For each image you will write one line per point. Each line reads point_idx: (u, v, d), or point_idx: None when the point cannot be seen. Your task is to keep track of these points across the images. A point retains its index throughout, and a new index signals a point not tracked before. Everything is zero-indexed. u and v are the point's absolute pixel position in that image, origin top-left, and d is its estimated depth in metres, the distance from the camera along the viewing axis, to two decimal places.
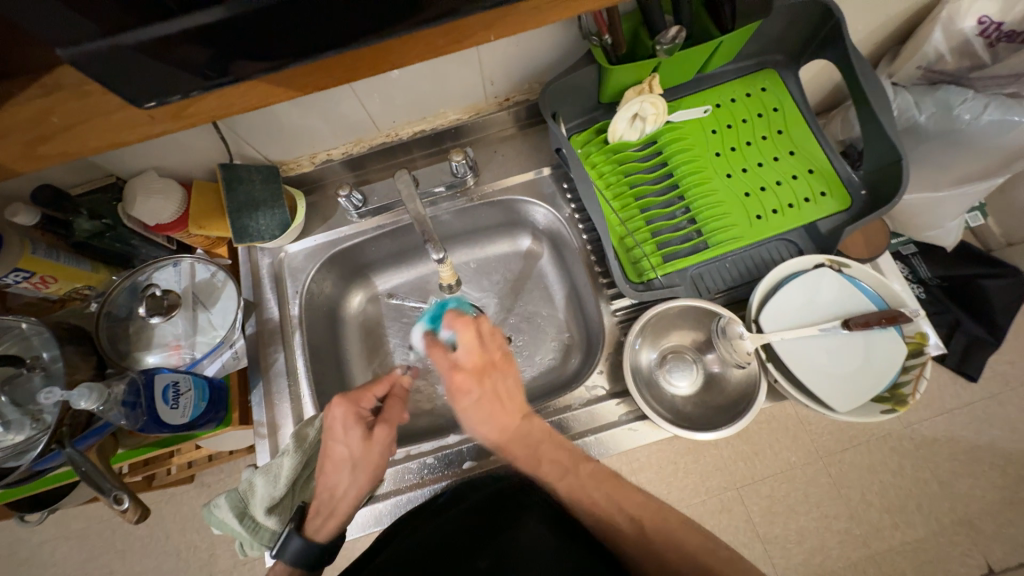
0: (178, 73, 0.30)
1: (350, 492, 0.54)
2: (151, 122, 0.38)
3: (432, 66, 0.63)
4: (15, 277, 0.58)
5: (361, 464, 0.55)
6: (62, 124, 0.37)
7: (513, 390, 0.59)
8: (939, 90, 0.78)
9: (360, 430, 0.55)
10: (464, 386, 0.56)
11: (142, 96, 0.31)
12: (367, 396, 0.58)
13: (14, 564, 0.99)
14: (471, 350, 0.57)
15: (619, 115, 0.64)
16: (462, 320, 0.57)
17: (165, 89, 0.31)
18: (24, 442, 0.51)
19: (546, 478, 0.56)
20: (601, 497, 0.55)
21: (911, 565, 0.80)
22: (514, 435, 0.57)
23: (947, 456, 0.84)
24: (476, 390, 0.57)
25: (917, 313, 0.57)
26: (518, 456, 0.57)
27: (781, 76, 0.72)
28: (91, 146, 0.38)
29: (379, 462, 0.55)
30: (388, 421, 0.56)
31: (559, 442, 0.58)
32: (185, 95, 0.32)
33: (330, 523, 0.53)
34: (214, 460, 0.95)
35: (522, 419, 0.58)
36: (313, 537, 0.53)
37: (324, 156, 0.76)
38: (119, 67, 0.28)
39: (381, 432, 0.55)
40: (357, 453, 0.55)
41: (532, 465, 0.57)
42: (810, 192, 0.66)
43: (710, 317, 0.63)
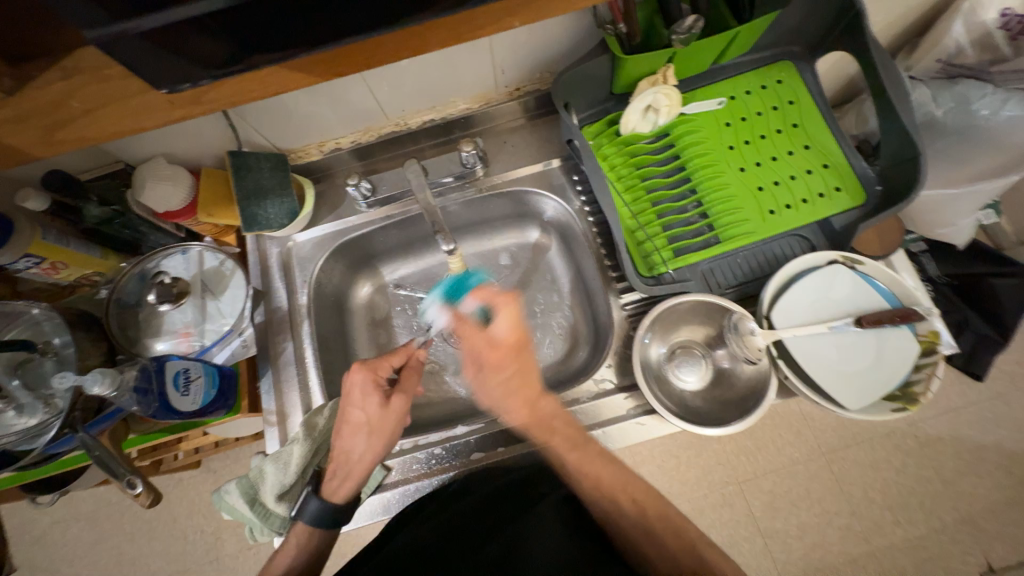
0: (192, 61, 0.30)
1: (365, 457, 0.55)
2: (171, 108, 0.38)
3: (443, 54, 0.62)
4: (25, 262, 0.58)
5: (377, 430, 0.55)
6: (83, 109, 0.37)
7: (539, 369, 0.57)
8: (958, 84, 0.78)
9: (378, 398, 0.55)
10: (500, 362, 0.56)
11: (155, 83, 0.31)
12: (384, 366, 0.58)
13: (25, 545, 1.01)
14: (510, 327, 0.55)
15: (632, 106, 0.64)
16: (500, 297, 0.55)
17: (176, 76, 0.31)
18: (37, 425, 0.52)
19: (555, 449, 0.54)
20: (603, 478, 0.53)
21: (911, 563, 0.80)
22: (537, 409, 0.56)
23: (952, 455, 0.83)
24: (510, 370, 0.56)
25: (931, 311, 0.56)
26: (530, 427, 0.55)
27: (797, 69, 0.71)
28: (110, 131, 0.39)
29: (393, 430, 0.56)
30: (405, 390, 0.57)
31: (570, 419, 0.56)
32: (196, 82, 0.32)
33: (347, 485, 0.55)
34: (221, 446, 0.96)
35: (541, 397, 0.56)
36: (330, 499, 0.55)
37: (333, 144, 0.75)
38: (134, 55, 0.28)
39: (398, 401, 0.56)
40: (374, 420, 0.55)
41: (544, 434, 0.55)
42: (824, 187, 0.66)
43: (721, 313, 0.63)
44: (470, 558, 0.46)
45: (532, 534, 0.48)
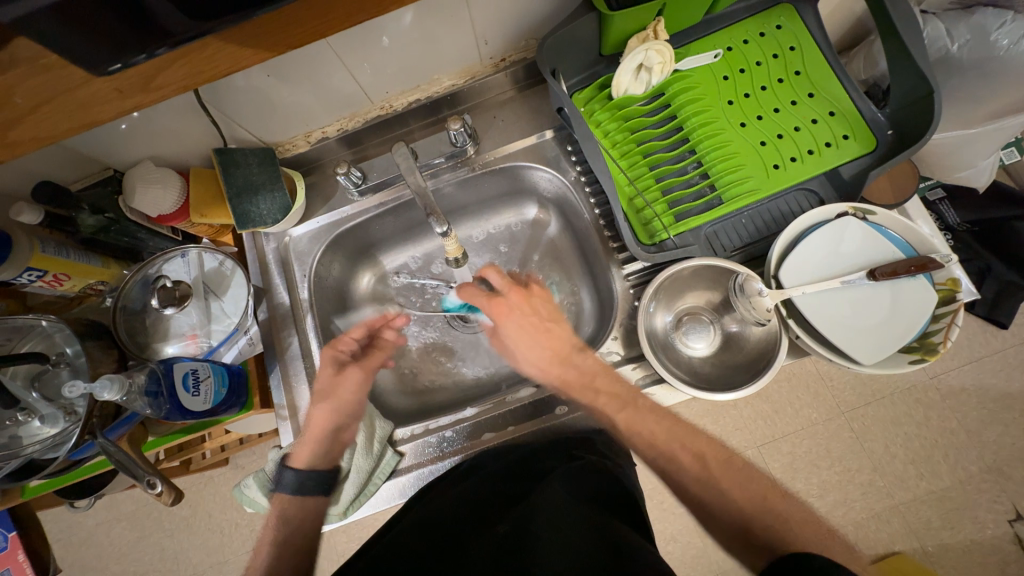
0: (144, 31, 0.29)
1: (315, 420, 0.60)
2: (121, 97, 0.35)
3: (422, 28, 0.59)
4: (29, 276, 0.59)
5: (330, 395, 0.62)
6: (27, 105, 0.33)
7: (554, 314, 0.63)
8: (975, 14, 0.72)
9: (332, 366, 0.63)
10: (506, 313, 0.62)
11: (107, 60, 0.30)
12: (346, 342, 0.65)
13: (73, 546, 1.05)
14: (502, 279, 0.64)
15: (623, 66, 0.61)
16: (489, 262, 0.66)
17: (129, 49, 0.30)
18: (59, 434, 0.53)
19: (604, 409, 0.56)
20: (659, 428, 0.53)
21: (936, 514, 0.79)
22: (565, 360, 0.59)
23: (975, 405, 0.81)
24: (523, 312, 0.62)
25: (949, 258, 0.54)
26: (571, 384, 0.58)
27: (798, 12, 0.66)
28: (63, 127, 0.36)
29: (342, 396, 0.62)
30: (356, 364, 0.64)
31: (614, 376, 0.58)
32: (150, 54, 0.31)
33: (308, 447, 0.60)
34: (245, 443, 0.99)
35: (579, 352, 0.60)
36: (296, 463, 0.59)
37: (319, 134, 0.74)
38: (82, 32, 0.27)
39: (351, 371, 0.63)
40: (327, 385, 0.62)
41: (586, 394, 0.57)
42: (832, 136, 0.62)
43: (727, 275, 0.61)
44: (482, 540, 0.47)
45: (542, 507, 0.48)
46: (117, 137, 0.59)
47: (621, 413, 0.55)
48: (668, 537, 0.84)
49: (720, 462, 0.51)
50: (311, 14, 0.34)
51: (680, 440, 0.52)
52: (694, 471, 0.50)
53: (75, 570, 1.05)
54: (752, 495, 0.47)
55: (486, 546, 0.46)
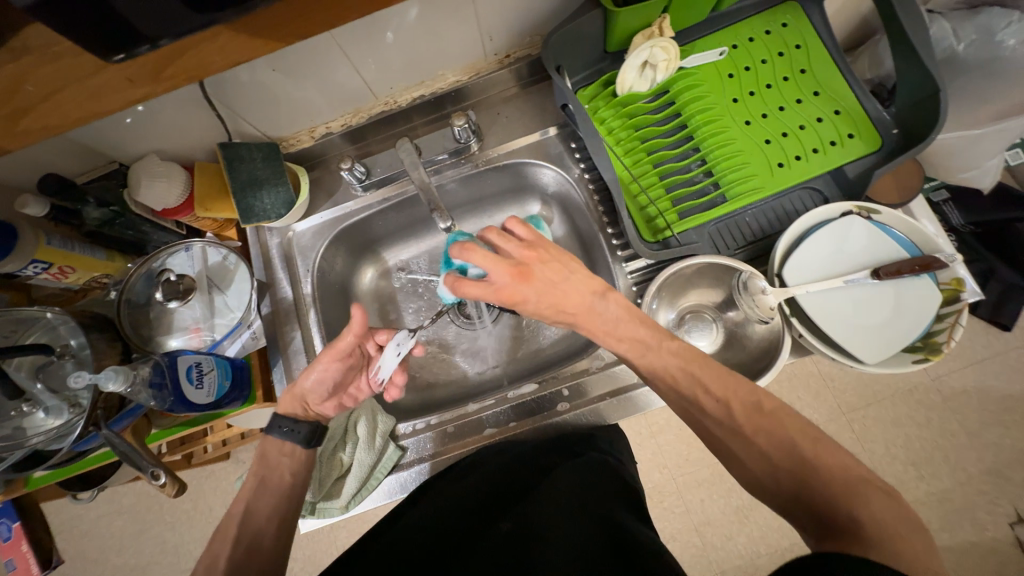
0: (153, 22, 0.29)
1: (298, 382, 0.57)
2: (132, 87, 0.35)
3: (428, 23, 0.59)
4: (34, 268, 0.59)
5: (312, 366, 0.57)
6: (40, 94, 0.34)
7: (564, 270, 0.53)
8: (981, 14, 0.72)
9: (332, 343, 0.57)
10: (519, 296, 0.51)
11: (114, 50, 0.30)
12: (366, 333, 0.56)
13: (75, 538, 1.06)
14: (498, 266, 0.50)
15: (628, 63, 0.61)
16: (466, 246, 0.47)
17: (134, 39, 0.30)
18: (63, 426, 0.53)
19: (624, 352, 0.54)
20: (681, 374, 0.50)
21: (936, 516, 0.79)
22: (590, 312, 0.53)
23: (977, 407, 0.81)
24: (533, 291, 0.51)
25: (954, 258, 0.53)
26: (592, 329, 0.54)
27: (804, 10, 0.66)
28: (72, 117, 0.36)
29: (308, 372, 0.56)
30: (332, 348, 0.55)
31: (637, 316, 0.53)
32: (154, 44, 0.31)
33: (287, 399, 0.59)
34: (246, 438, 0.99)
35: (597, 299, 0.53)
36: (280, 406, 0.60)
37: (323, 129, 0.74)
38: (90, 20, 0.27)
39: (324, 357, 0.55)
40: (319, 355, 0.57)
41: (609, 335, 0.54)
42: (836, 135, 0.62)
43: (730, 273, 0.61)
44: (486, 537, 0.47)
45: (542, 506, 0.49)
46: (122, 130, 0.59)
47: (643, 360, 0.53)
48: (668, 535, 0.84)
49: (748, 410, 0.46)
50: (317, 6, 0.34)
51: (702, 384, 0.49)
52: (721, 421, 0.47)
53: (77, 562, 1.05)
54: (785, 451, 0.43)
55: (489, 543, 0.46)
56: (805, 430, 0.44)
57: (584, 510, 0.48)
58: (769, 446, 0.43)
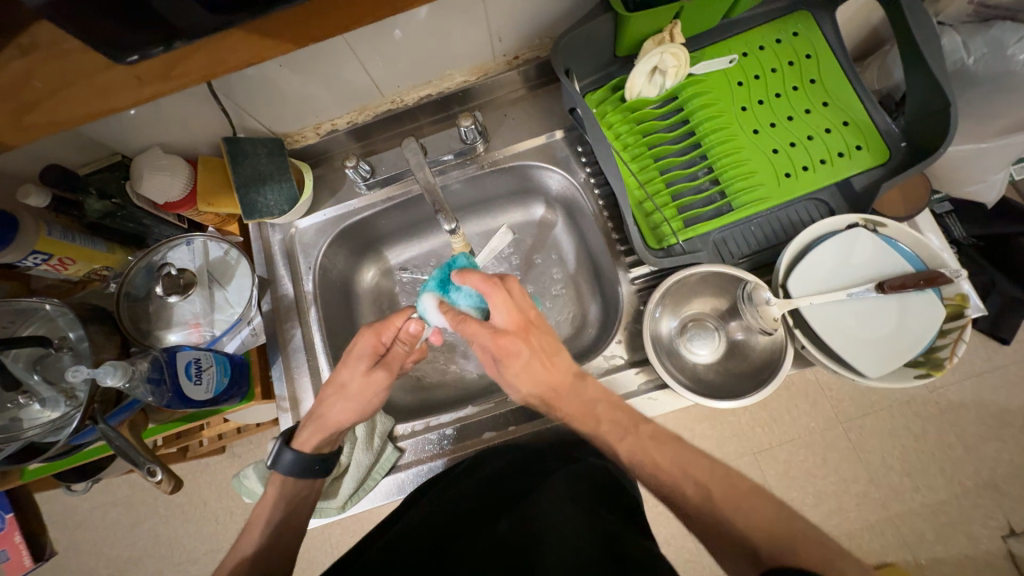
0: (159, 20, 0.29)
1: (339, 417, 0.58)
2: (139, 86, 0.35)
3: (437, 22, 0.59)
4: (34, 259, 0.58)
5: (358, 395, 0.58)
6: (48, 89, 0.34)
7: (557, 346, 0.58)
8: (992, 27, 0.72)
9: (366, 363, 0.58)
10: (511, 348, 0.55)
11: (123, 49, 0.30)
12: (389, 329, 0.59)
13: (68, 528, 1.06)
14: (510, 313, 0.55)
15: (637, 68, 0.60)
16: (490, 283, 0.55)
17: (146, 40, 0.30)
18: (60, 418, 0.53)
19: (606, 437, 0.54)
20: (665, 460, 0.50)
21: (929, 528, 0.79)
22: (568, 392, 0.56)
23: (974, 420, 0.81)
24: (527, 354, 0.55)
25: (958, 274, 0.53)
26: (570, 412, 0.56)
27: (815, 19, 0.66)
28: (80, 113, 0.36)
29: (371, 402, 0.58)
30: (391, 366, 0.59)
31: (616, 402, 0.56)
32: (167, 46, 0.31)
33: (316, 436, 0.58)
34: (242, 432, 0.99)
35: (576, 378, 0.57)
36: (302, 448, 0.58)
37: (328, 126, 0.74)
38: (96, 13, 0.27)
39: (380, 376, 0.58)
40: (354, 381, 0.58)
41: (589, 422, 0.55)
42: (844, 146, 0.62)
43: (735, 283, 0.61)
44: (482, 536, 0.47)
45: (543, 503, 0.49)
46: (127, 124, 0.59)
47: (623, 444, 0.52)
48: (663, 540, 0.85)
49: (725, 492, 0.46)
50: (330, 10, 0.33)
51: (687, 471, 0.49)
52: (696, 503, 0.47)
53: (69, 553, 1.05)
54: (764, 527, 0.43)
55: (486, 548, 0.45)
56: (777, 506, 0.44)
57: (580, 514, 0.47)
58: (747, 526, 0.43)
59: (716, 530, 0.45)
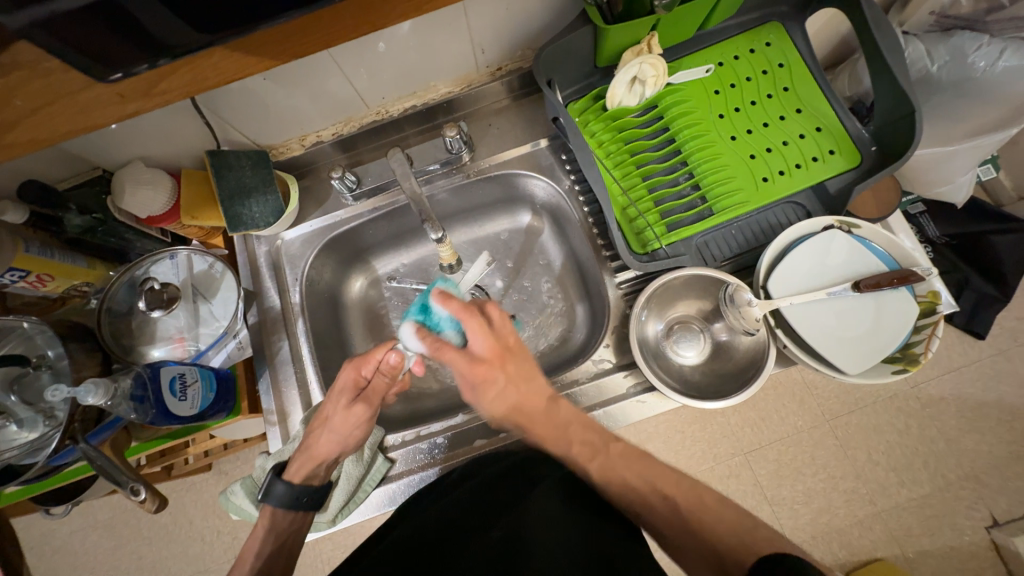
0: (148, 39, 0.29)
1: (324, 448, 0.58)
2: (123, 102, 0.35)
3: (420, 36, 0.60)
4: (10, 277, 0.57)
5: (338, 428, 0.58)
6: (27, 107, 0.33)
7: (533, 371, 0.57)
8: (953, 36, 0.74)
9: (348, 396, 0.59)
10: (488, 376, 0.55)
11: (108, 68, 0.30)
12: (368, 364, 0.59)
13: (46, 554, 1.02)
14: (485, 340, 0.55)
15: (618, 78, 0.62)
16: (465, 310, 0.55)
17: (131, 57, 0.30)
18: (39, 439, 0.52)
19: (576, 458, 0.54)
20: (636, 478, 0.52)
21: (916, 522, 0.80)
22: (542, 414, 0.56)
23: (954, 413, 0.83)
24: (502, 377, 0.56)
25: (930, 271, 0.56)
26: (541, 434, 0.56)
27: (787, 30, 0.68)
28: (62, 130, 0.36)
29: (353, 434, 0.58)
30: (371, 400, 0.59)
31: (588, 423, 0.56)
32: (151, 64, 0.31)
33: (304, 467, 0.58)
34: (229, 448, 0.97)
35: (550, 403, 0.57)
36: (292, 480, 0.58)
37: (314, 138, 0.74)
38: (87, 35, 0.27)
39: (360, 409, 0.58)
40: (335, 415, 0.58)
41: (558, 442, 0.55)
42: (818, 151, 0.64)
43: (718, 285, 0.62)
44: (476, 545, 0.46)
45: (535, 512, 0.48)
46: (108, 138, 0.58)
47: (592, 463, 0.53)
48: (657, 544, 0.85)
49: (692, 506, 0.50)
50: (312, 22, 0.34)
51: (658, 488, 0.52)
52: (668, 520, 0.49)
53: None
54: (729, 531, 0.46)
55: (480, 552, 0.45)
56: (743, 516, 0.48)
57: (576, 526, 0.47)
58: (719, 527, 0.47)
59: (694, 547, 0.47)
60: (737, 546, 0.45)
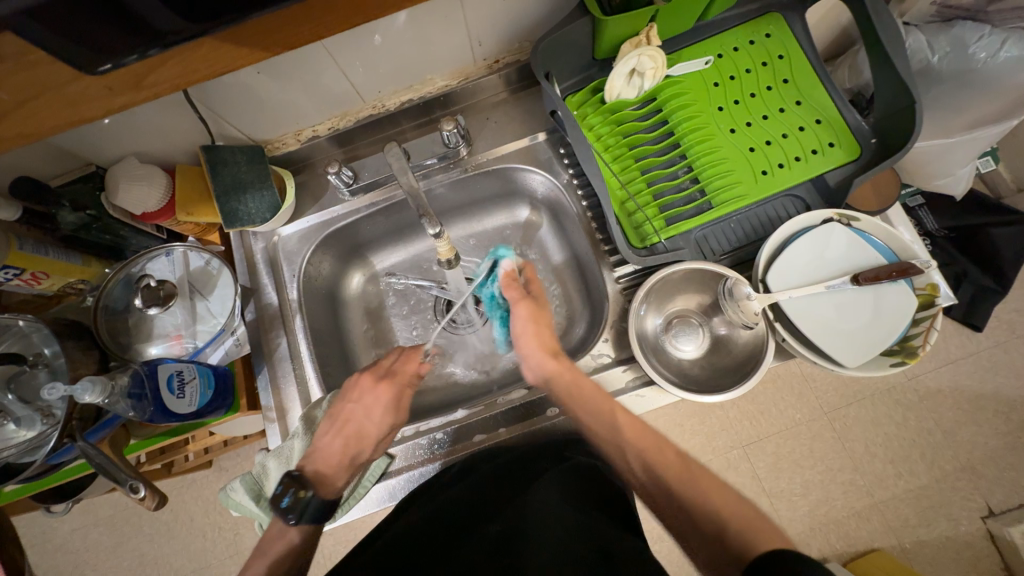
0: (138, 25, 0.29)
1: (374, 456, 0.61)
2: (111, 94, 0.35)
3: (416, 28, 0.59)
4: (4, 274, 0.56)
5: (385, 438, 0.61)
6: (15, 101, 0.33)
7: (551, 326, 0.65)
8: (954, 27, 0.73)
9: (391, 411, 0.61)
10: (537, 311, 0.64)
11: (95, 58, 0.29)
12: (409, 372, 0.64)
13: (47, 551, 1.02)
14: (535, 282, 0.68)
15: (616, 71, 0.61)
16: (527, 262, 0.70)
17: (120, 47, 0.29)
18: (36, 437, 0.51)
19: (602, 426, 0.54)
20: (653, 449, 0.52)
21: (913, 512, 0.81)
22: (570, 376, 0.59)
23: (951, 405, 0.84)
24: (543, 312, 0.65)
25: (929, 264, 0.56)
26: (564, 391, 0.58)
27: (786, 21, 0.68)
28: (50, 124, 0.35)
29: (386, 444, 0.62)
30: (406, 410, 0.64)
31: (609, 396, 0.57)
32: (142, 55, 0.31)
33: (343, 476, 0.59)
34: (229, 445, 0.97)
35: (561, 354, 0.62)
36: (330, 492, 0.57)
37: (309, 132, 0.73)
38: (73, 22, 0.26)
39: (400, 420, 0.62)
40: (379, 430, 0.61)
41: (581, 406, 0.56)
42: (818, 144, 0.64)
43: (716, 279, 0.62)
44: (473, 540, 0.47)
45: (535, 507, 0.49)
46: (101, 133, 0.58)
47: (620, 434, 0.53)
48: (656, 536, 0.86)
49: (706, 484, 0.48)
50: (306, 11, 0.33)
51: (680, 462, 0.50)
52: (678, 484, 0.48)
53: None
54: (741, 518, 0.44)
55: (476, 546, 0.46)
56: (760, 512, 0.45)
57: (578, 528, 0.46)
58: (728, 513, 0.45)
59: (707, 535, 0.45)
60: (728, 531, 0.44)
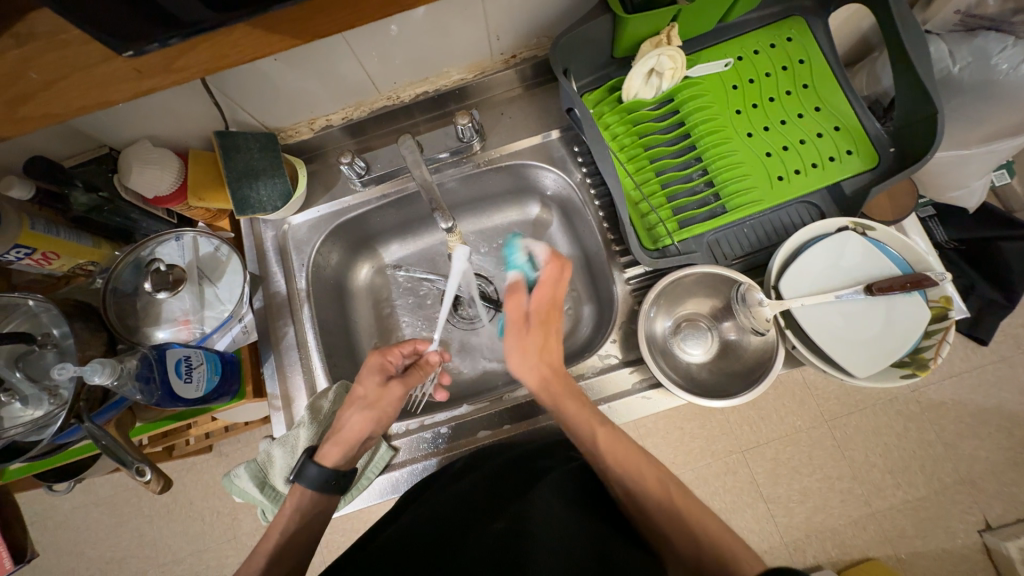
0: (160, 14, 0.28)
1: (356, 427, 0.57)
2: (139, 78, 0.35)
3: (434, 20, 0.59)
4: (16, 253, 0.56)
5: (374, 406, 0.58)
6: (43, 81, 0.33)
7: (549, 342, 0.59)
8: (977, 37, 0.73)
9: (380, 376, 0.59)
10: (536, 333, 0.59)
11: (117, 44, 0.29)
12: (396, 353, 0.61)
13: (48, 529, 1.03)
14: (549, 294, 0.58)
15: (634, 70, 0.61)
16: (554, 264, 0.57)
17: (142, 36, 0.29)
18: (43, 416, 0.51)
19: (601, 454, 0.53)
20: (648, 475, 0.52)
21: (911, 523, 0.81)
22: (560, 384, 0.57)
23: (953, 418, 0.84)
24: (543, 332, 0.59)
25: (943, 277, 0.55)
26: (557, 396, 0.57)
27: (808, 25, 0.67)
28: (75, 106, 0.35)
29: (388, 412, 0.59)
30: (406, 380, 0.60)
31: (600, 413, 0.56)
32: (164, 44, 0.30)
33: (337, 449, 0.57)
34: (230, 430, 0.98)
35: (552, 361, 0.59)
36: (324, 462, 0.57)
37: (323, 121, 0.73)
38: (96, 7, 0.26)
39: (396, 388, 0.59)
40: (370, 395, 0.58)
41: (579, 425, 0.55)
42: (836, 151, 0.63)
43: (728, 284, 0.61)
44: (474, 538, 0.46)
45: (541, 508, 0.48)
46: (116, 115, 0.57)
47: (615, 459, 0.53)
48: None
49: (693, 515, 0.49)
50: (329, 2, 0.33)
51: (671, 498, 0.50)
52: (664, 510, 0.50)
53: (52, 552, 1.03)
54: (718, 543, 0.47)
55: (478, 543, 0.45)
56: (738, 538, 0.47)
57: (576, 533, 0.46)
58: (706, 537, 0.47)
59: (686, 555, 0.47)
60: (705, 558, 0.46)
